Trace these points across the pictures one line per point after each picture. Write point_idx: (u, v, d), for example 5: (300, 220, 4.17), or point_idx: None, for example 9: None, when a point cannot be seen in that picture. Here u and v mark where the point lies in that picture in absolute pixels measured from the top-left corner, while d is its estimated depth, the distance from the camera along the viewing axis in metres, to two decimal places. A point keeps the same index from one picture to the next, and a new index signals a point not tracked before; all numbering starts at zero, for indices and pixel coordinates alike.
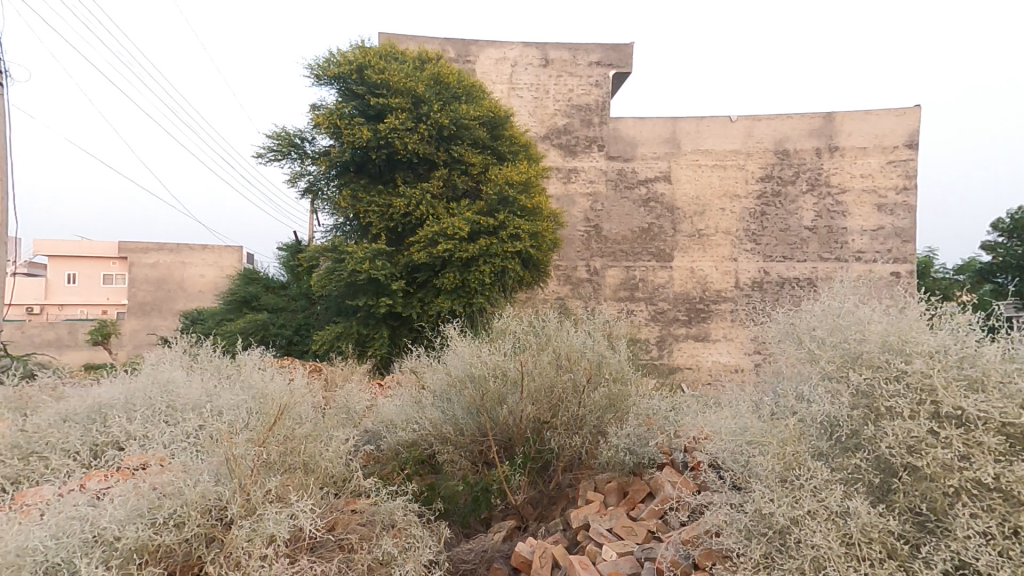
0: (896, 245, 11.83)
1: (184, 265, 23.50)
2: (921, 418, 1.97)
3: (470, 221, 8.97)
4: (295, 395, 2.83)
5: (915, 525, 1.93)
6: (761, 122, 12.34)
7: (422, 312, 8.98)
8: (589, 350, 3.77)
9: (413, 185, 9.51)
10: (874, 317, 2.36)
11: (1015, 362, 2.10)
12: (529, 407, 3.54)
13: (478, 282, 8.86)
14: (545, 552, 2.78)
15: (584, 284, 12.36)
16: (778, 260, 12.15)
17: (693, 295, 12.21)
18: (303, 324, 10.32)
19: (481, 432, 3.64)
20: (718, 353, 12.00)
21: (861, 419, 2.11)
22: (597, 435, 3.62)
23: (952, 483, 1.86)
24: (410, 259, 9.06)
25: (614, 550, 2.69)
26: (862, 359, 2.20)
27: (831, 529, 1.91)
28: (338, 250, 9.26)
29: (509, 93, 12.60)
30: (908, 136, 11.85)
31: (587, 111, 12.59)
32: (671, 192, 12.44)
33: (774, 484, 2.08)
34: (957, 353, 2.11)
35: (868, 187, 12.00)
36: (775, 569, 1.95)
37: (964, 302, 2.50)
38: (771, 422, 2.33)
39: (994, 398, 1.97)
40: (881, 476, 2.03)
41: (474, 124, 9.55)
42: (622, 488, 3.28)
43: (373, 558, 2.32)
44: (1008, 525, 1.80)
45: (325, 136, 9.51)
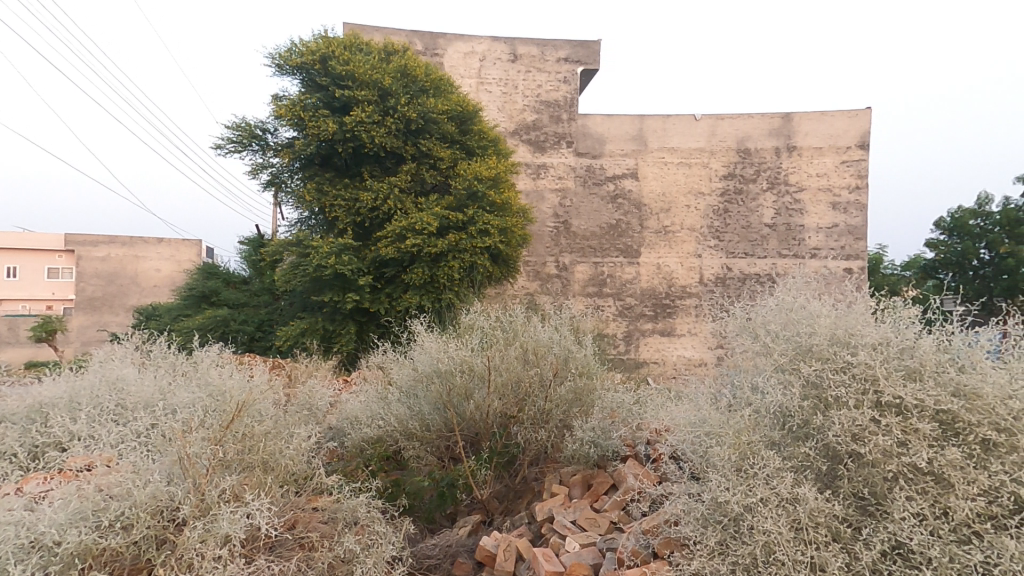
0: (849, 242, 12.34)
1: (138, 259, 22.60)
2: (864, 408, 2.07)
3: (438, 216, 8.90)
4: (256, 392, 2.76)
5: (857, 508, 2.03)
6: (724, 121, 12.64)
7: (389, 307, 8.86)
8: (556, 345, 3.81)
9: (380, 179, 9.37)
10: (824, 311, 2.46)
11: (950, 353, 2.20)
12: (496, 402, 3.55)
13: (447, 277, 8.81)
14: (509, 545, 2.82)
15: (553, 280, 12.46)
16: (740, 256, 12.51)
17: (660, 290, 12.44)
18: (266, 320, 10.10)
19: (448, 428, 3.64)
20: (682, 347, 12.29)
21: (810, 409, 2.20)
22: (563, 429, 3.66)
23: (891, 468, 1.95)
24: (378, 255, 8.92)
25: (577, 542, 2.73)
26: (812, 352, 2.29)
27: (781, 515, 1.99)
28: (302, 245, 9.07)
29: (478, 88, 12.54)
30: (860, 137, 12.35)
31: (555, 108, 12.63)
32: (638, 189, 12.64)
33: (730, 474, 2.15)
34: (897, 345, 2.21)
35: (823, 186, 12.46)
36: (729, 555, 2.04)
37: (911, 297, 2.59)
38: (728, 414, 2.42)
39: (930, 386, 2.06)
40: (828, 463, 2.12)
41: (443, 118, 9.45)
42: (586, 481, 3.33)
43: (335, 555, 2.31)
44: (939, 507, 1.89)
45: (288, 128, 9.27)
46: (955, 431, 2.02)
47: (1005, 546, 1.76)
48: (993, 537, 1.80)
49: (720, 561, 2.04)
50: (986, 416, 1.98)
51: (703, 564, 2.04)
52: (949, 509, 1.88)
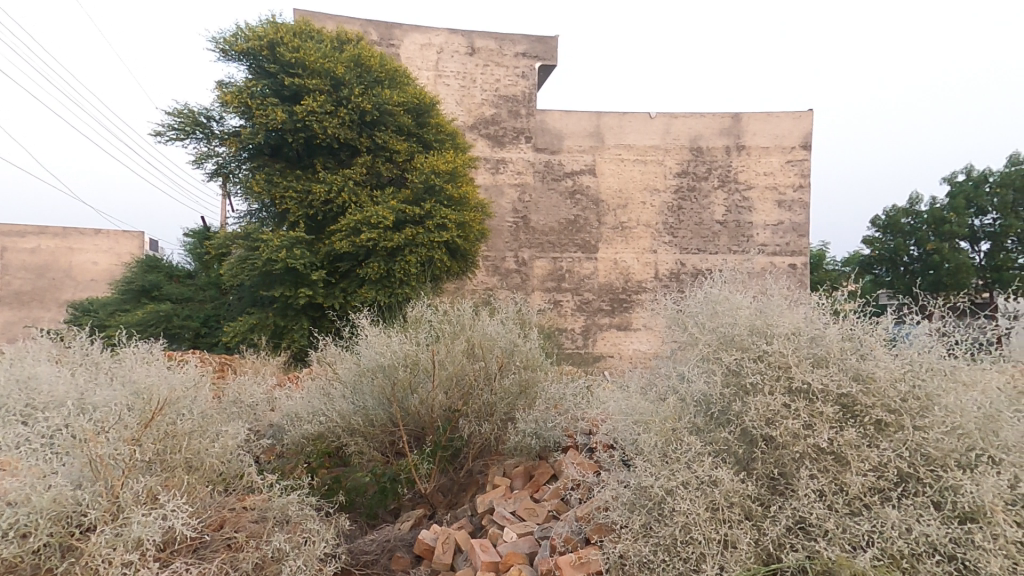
0: (793, 238, 12.87)
1: (72, 252, 21.57)
2: (777, 394, 2.17)
3: (393, 210, 8.80)
4: (182, 388, 2.65)
5: (768, 488, 2.13)
6: (677, 119, 12.95)
7: (344, 302, 8.72)
8: (501, 339, 3.83)
9: (334, 172, 9.19)
10: (746, 303, 2.55)
11: (851, 342, 2.32)
12: (440, 396, 3.55)
13: (403, 272, 8.71)
14: (448, 538, 2.83)
15: (512, 275, 12.50)
16: (693, 252, 12.86)
17: (616, 286, 12.68)
18: (212, 316, 9.80)
19: (393, 422, 3.63)
20: (638, 341, 12.53)
21: (731, 396, 2.29)
22: (507, 422, 3.67)
23: (797, 450, 2.06)
24: (332, 249, 8.76)
25: (514, 532, 2.76)
26: (734, 342, 2.39)
27: (700, 496, 2.07)
28: (251, 238, 8.84)
29: (435, 80, 12.38)
30: (803, 138, 12.90)
31: (514, 102, 12.65)
32: (596, 185, 12.83)
33: (655, 459, 2.23)
34: (808, 334, 2.32)
35: (770, 185, 12.92)
36: (653, 537, 2.11)
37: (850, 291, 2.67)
38: (657, 403, 2.50)
39: (834, 371, 2.18)
40: (744, 446, 2.21)
41: (398, 110, 9.31)
42: (528, 472, 3.36)
43: (262, 555, 2.26)
44: (837, 483, 2.00)
45: (235, 116, 8.99)
46: (854, 413, 2.14)
47: (887, 517, 1.87)
48: (878, 508, 1.91)
49: (643, 543, 2.10)
50: (878, 399, 2.11)
51: (629, 547, 2.10)
52: (845, 485, 1.99)
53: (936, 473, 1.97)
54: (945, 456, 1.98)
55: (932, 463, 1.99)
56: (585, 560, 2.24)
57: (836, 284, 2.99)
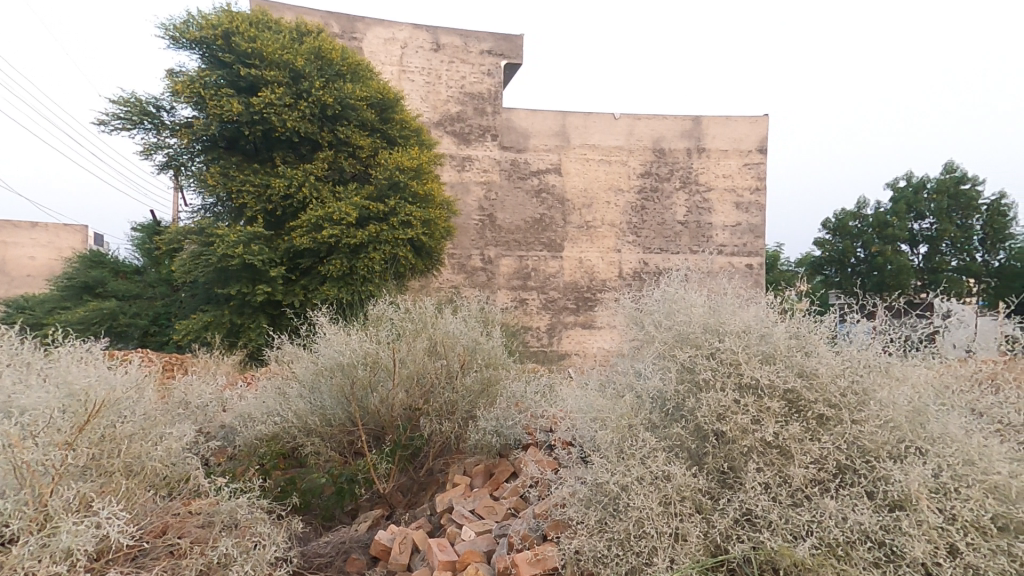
0: (750, 239, 13.29)
1: (6, 246, 20.31)
2: (727, 389, 2.23)
3: (356, 206, 8.65)
4: (122, 388, 2.52)
5: (718, 481, 2.19)
6: (641, 121, 13.18)
7: (304, 300, 8.50)
8: (463, 337, 3.80)
9: (294, 166, 8.96)
10: (700, 301, 2.62)
11: (798, 339, 2.40)
12: (401, 394, 3.51)
13: (366, 269, 8.57)
14: (405, 538, 2.80)
15: (478, 273, 12.46)
16: (656, 252, 13.14)
17: (581, 284, 12.82)
18: (163, 313, 9.42)
19: (351, 422, 3.55)
20: (602, 339, 12.70)
21: (685, 392, 2.34)
22: (468, 420, 3.65)
23: (745, 444, 2.12)
24: (292, 244, 8.53)
25: (473, 530, 2.74)
26: (688, 340, 2.45)
27: (653, 491, 2.11)
28: (205, 233, 8.53)
29: (399, 75, 12.20)
30: (759, 142, 13.34)
31: (479, 100, 12.60)
32: (562, 184, 12.94)
33: (612, 456, 2.26)
34: (758, 331, 2.39)
35: (728, 187, 13.31)
36: (608, 532, 2.14)
37: (802, 291, 2.77)
38: (615, 399, 2.54)
39: (781, 368, 2.25)
40: (696, 441, 2.26)
41: (361, 105, 9.13)
42: (488, 470, 3.35)
43: (208, 561, 2.18)
44: (781, 476, 2.07)
45: (187, 106, 8.65)
46: (798, 408, 2.23)
47: (826, 507, 1.94)
48: (818, 499, 1.99)
49: (598, 538, 2.13)
50: (821, 394, 2.19)
51: (584, 542, 2.13)
52: (789, 477, 2.07)
53: (869, 464, 2.06)
54: (878, 448, 2.08)
55: (867, 455, 2.09)
56: (541, 557, 2.25)
57: (791, 282, 3.08)
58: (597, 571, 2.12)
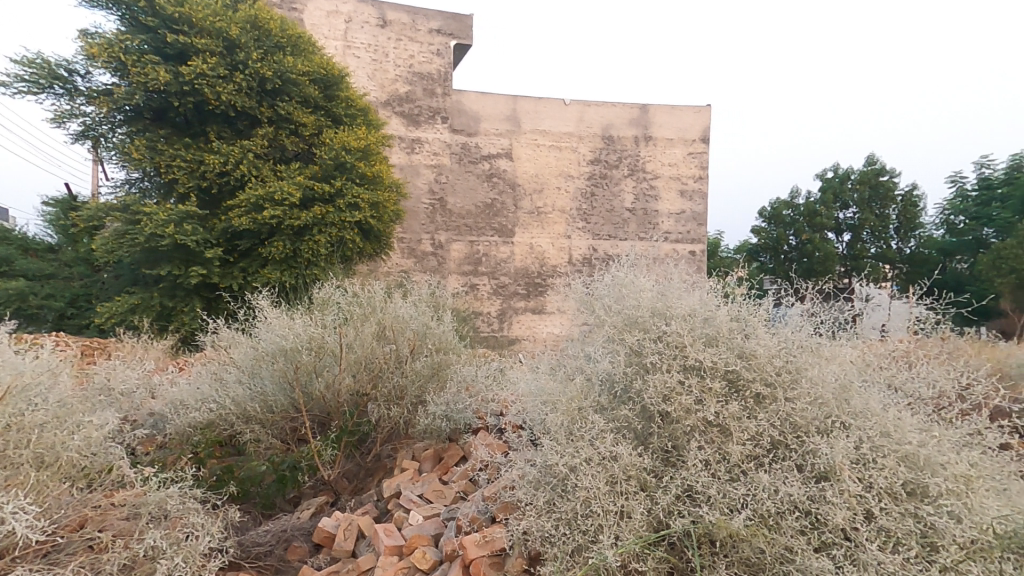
0: (694, 227, 13.78)
1: None
2: (672, 371, 2.31)
3: (300, 186, 8.28)
4: (33, 373, 2.32)
5: (662, 460, 2.27)
6: (590, 108, 13.31)
7: (244, 283, 8.07)
8: (413, 321, 3.73)
9: (231, 142, 8.45)
10: (648, 286, 2.69)
11: (738, 321, 2.51)
12: (347, 379, 3.41)
13: (311, 252, 8.23)
14: (350, 524, 2.75)
15: (428, 258, 12.26)
16: (604, 238, 13.40)
17: (532, 270, 12.91)
18: (81, 295, 8.73)
19: (294, 408, 3.42)
20: (552, 324, 12.87)
21: (633, 374, 2.41)
22: (417, 404, 3.60)
23: (688, 423, 2.20)
24: (229, 225, 8.08)
25: (420, 514, 2.72)
26: (637, 324, 2.52)
27: (600, 472, 2.16)
28: (130, 210, 7.94)
29: (344, 51, 11.68)
30: (703, 131, 13.78)
31: (428, 81, 12.29)
32: (512, 169, 12.92)
33: (561, 438, 2.30)
34: (703, 314, 2.49)
35: (673, 175, 13.70)
36: (556, 511, 2.18)
37: (739, 275, 2.89)
38: (565, 382, 2.58)
39: (723, 350, 2.35)
40: (643, 422, 2.33)
41: (303, 80, 8.69)
42: (437, 455, 3.33)
43: (133, 554, 2.06)
44: (720, 453, 2.17)
45: (107, 73, 7.94)
46: (737, 387, 2.34)
47: (760, 481, 2.05)
48: (753, 474, 2.09)
49: (546, 518, 2.16)
50: (758, 373, 2.31)
51: (532, 523, 2.15)
52: (728, 454, 2.16)
53: (799, 439, 2.19)
54: (808, 424, 2.20)
55: (798, 431, 2.21)
56: (489, 539, 2.28)
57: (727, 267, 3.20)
58: (545, 550, 2.15)
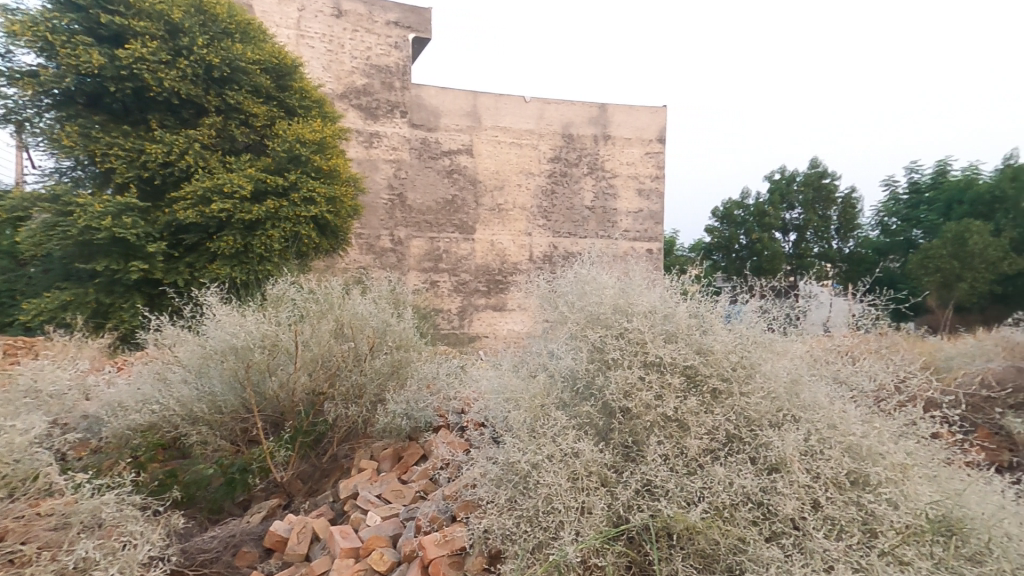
0: (651, 226, 14.09)
1: None
2: (634, 367, 2.34)
3: (251, 178, 7.96)
4: None
5: (622, 455, 2.30)
6: (550, 106, 13.39)
7: (190, 279, 7.67)
8: (372, 318, 3.61)
9: (174, 131, 8.01)
10: (610, 282, 2.73)
11: (696, 318, 2.58)
12: (303, 378, 3.33)
13: (263, 246, 7.92)
14: (304, 527, 2.66)
15: (388, 254, 12.03)
16: (565, 236, 13.53)
17: (493, 267, 12.90)
18: (7, 290, 8.17)
19: (245, 408, 3.29)
20: (512, 321, 12.90)
21: (595, 370, 2.43)
22: (376, 403, 3.52)
23: (648, 419, 2.24)
24: (174, 218, 7.66)
25: (379, 515, 2.66)
26: (599, 320, 2.55)
27: (562, 468, 2.17)
28: (61, 201, 7.44)
29: (297, 40, 11.27)
30: (659, 132, 14.10)
31: (387, 74, 12.04)
32: (473, 166, 12.86)
33: (524, 435, 2.30)
34: (663, 311, 2.54)
35: (631, 174, 13.97)
36: (516, 509, 2.18)
37: (696, 273, 2.96)
38: (528, 379, 2.59)
39: (681, 346, 2.40)
40: (604, 418, 2.36)
41: (254, 69, 8.33)
42: (397, 454, 3.26)
43: (61, 566, 1.95)
44: (678, 447, 2.22)
45: (31, 52, 7.43)
46: (695, 382, 2.39)
47: (715, 474, 2.10)
48: (709, 467, 2.15)
49: (507, 516, 2.16)
50: (715, 368, 2.37)
51: (493, 521, 2.15)
52: (685, 448, 2.22)
53: (753, 432, 2.26)
54: (761, 417, 2.28)
55: (751, 424, 2.29)
56: (449, 538, 2.25)
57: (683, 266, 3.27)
58: (505, 548, 2.14)
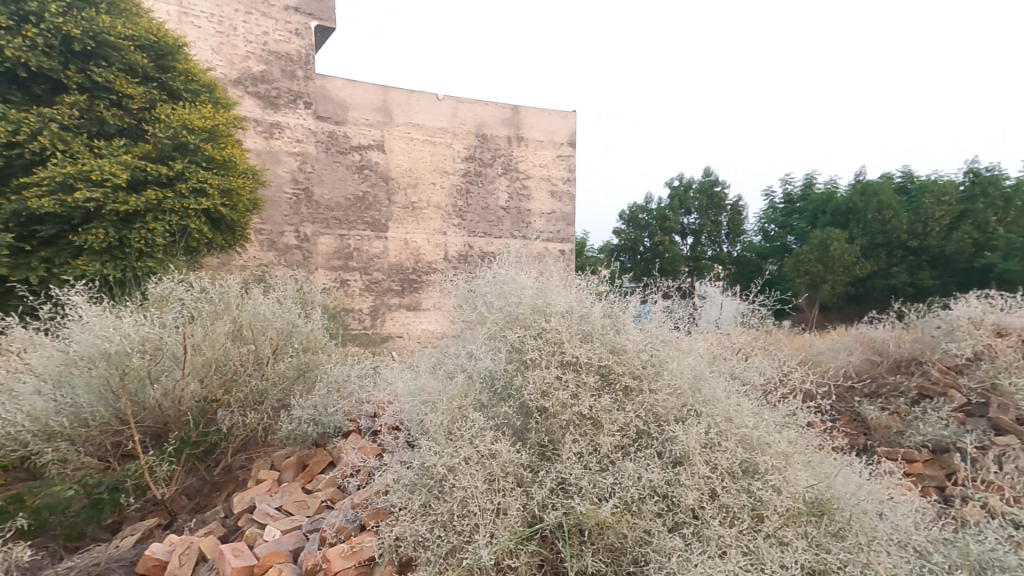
0: (563, 227, 14.54)
1: None
2: (552, 367, 2.40)
3: (127, 165, 7.14)
4: None
5: (539, 454, 2.34)
6: (463, 105, 13.36)
7: (48, 276, 6.69)
8: (277, 319, 3.44)
9: (22, 108, 6.97)
10: (529, 282, 2.78)
11: (610, 317, 2.71)
12: (192, 384, 3.01)
13: (143, 241, 7.07)
14: (189, 547, 2.44)
15: (293, 252, 11.32)
16: (479, 235, 13.59)
17: (406, 266, 12.64)
18: None
19: (118, 420, 2.95)
20: (427, 321, 12.71)
21: (513, 371, 2.46)
22: (279, 409, 3.30)
23: (565, 418, 2.31)
24: (25, 207, 6.64)
25: (278, 529, 2.50)
26: (518, 320, 2.59)
27: (479, 470, 2.18)
28: None
29: (179, 17, 9.96)
30: (570, 136, 14.58)
31: (287, 62, 11.25)
32: (385, 162, 12.50)
33: (440, 437, 2.29)
34: (580, 311, 2.64)
35: (545, 176, 14.33)
36: (430, 514, 2.16)
37: (608, 275, 3.11)
38: (445, 380, 2.59)
39: (596, 345, 2.51)
40: (522, 418, 2.39)
41: (126, 45, 7.41)
42: (301, 462, 3.08)
43: None
44: (592, 444, 2.30)
45: None
46: (608, 381, 2.51)
47: (625, 469, 2.21)
48: (619, 463, 2.25)
49: (421, 522, 2.13)
50: (627, 367, 2.50)
51: (405, 528, 2.11)
52: (598, 445, 2.30)
53: (660, 427, 2.41)
54: (668, 413, 2.42)
55: (659, 420, 2.43)
56: (357, 549, 2.18)
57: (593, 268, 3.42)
58: (417, 555, 2.11)
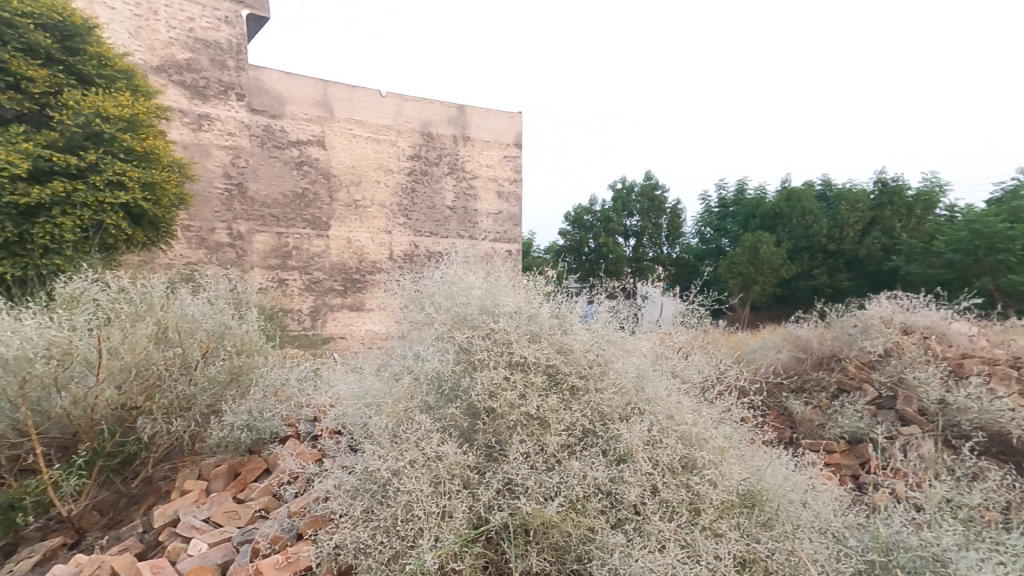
0: (510, 227, 14.61)
1: None
2: (500, 367, 2.41)
3: (27, 154, 6.56)
4: None
5: (486, 455, 2.34)
6: (407, 103, 13.15)
7: None
8: (207, 320, 3.24)
9: None
10: (477, 283, 2.78)
11: (558, 318, 2.76)
12: (109, 391, 2.79)
13: (47, 236, 6.51)
14: (101, 566, 2.27)
15: (225, 250, 10.73)
16: (425, 234, 13.42)
17: (349, 265, 12.29)
18: None
19: (15, 432, 2.72)
20: (371, 322, 12.42)
21: (461, 372, 2.45)
22: (210, 415, 3.11)
23: (512, 418, 2.32)
24: None
25: (206, 542, 2.37)
26: (466, 321, 2.58)
27: (424, 474, 2.15)
28: None
29: None
30: (516, 137, 14.67)
31: (216, 50, 10.58)
32: (325, 159, 12.09)
33: (385, 441, 2.25)
34: (528, 312, 2.67)
35: (491, 176, 14.35)
36: (372, 519, 2.11)
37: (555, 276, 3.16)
38: (391, 383, 2.55)
39: (543, 346, 2.54)
40: (469, 420, 2.39)
41: (24, 22, 6.80)
42: (233, 471, 2.92)
43: None
44: (539, 444, 2.33)
45: None
46: (556, 381, 2.55)
47: (570, 468, 2.25)
48: (565, 462, 2.29)
49: (362, 528, 2.08)
50: (573, 367, 2.55)
51: (345, 535, 2.06)
52: (545, 445, 2.33)
53: (605, 426, 2.47)
54: (613, 412, 2.49)
55: (603, 418, 2.49)
56: (292, 560, 2.10)
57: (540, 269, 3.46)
58: (358, 562, 2.06)
